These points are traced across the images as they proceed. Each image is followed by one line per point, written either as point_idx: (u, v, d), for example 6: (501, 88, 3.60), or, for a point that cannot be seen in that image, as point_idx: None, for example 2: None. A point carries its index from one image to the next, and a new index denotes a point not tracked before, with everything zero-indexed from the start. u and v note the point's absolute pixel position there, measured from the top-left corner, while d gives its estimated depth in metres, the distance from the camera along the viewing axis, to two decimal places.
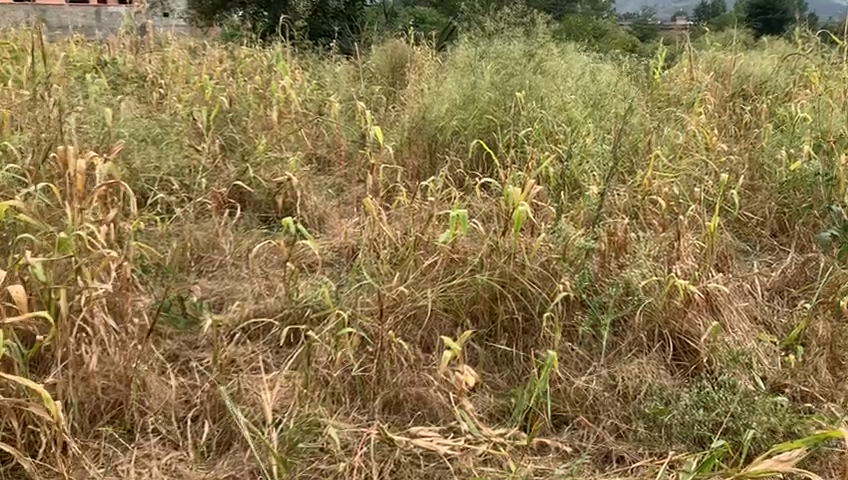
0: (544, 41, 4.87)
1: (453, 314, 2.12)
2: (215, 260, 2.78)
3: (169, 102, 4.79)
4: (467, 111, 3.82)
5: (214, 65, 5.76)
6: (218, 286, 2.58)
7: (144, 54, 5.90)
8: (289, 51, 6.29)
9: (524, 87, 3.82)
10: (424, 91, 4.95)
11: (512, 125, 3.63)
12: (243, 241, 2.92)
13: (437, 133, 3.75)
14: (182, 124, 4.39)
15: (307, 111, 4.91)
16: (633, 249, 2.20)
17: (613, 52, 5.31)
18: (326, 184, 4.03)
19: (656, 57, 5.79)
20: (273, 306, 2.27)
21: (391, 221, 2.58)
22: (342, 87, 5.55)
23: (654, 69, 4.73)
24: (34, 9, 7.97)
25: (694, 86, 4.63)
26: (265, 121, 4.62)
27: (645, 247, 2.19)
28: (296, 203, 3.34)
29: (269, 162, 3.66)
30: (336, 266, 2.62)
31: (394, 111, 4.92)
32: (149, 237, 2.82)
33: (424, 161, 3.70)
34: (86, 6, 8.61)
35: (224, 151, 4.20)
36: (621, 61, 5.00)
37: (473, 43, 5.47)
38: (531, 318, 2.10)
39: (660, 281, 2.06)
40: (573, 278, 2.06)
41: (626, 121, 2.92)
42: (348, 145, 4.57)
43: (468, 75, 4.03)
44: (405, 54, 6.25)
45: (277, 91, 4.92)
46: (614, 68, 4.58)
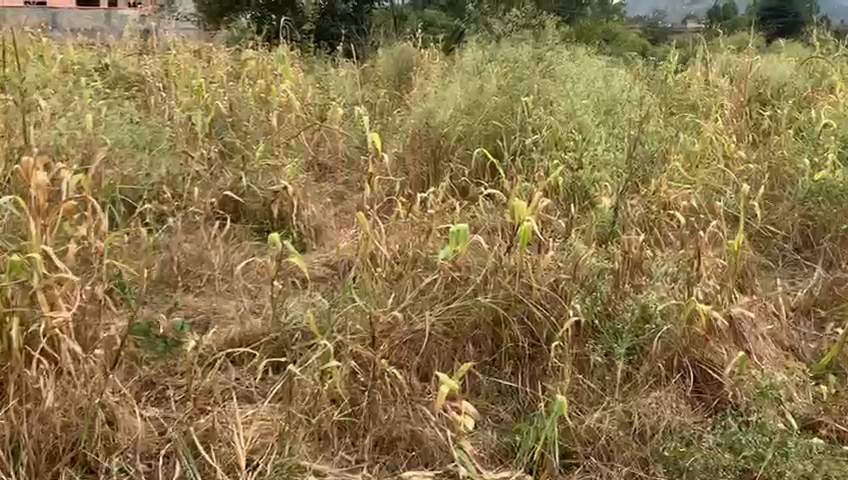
0: (554, 43, 4.71)
1: (454, 339, 1.96)
2: (202, 275, 2.63)
3: (167, 107, 4.66)
4: (472, 117, 3.67)
5: (216, 67, 5.64)
6: (204, 304, 2.44)
7: (146, 57, 5.78)
8: (293, 54, 6.16)
9: (531, 92, 3.66)
10: (430, 96, 4.80)
11: (519, 131, 3.47)
12: (235, 256, 2.78)
13: (441, 139, 3.60)
14: (179, 130, 4.26)
15: (309, 116, 4.77)
16: (649, 268, 2.03)
17: (625, 56, 5.15)
18: (325, 192, 3.88)
19: (670, 61, 5.61)
20: (259, 329, 2.13)
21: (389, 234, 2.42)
22: (346, 91, 5.41)
23: (668, 72, 4.56)
24: (42, 12, 7.92)
25: (709, 91, 4.46)
26: (266, 127, 4.48)
27: (662, 266, 2.02)
28: (292, 213, 3.20)
29: (265, 169, 3.51)
30: (331, 283, 2.47)
31: (398, 116, 4.77)
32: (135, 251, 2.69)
33: (426, 169, 3.55)
34: (95, 9, 8.55)
35: (221, 157, 4.07)
36: (634, 65, 4.84)
37: (481, 46, 5.31)
38: (538, 344, 1.94)
39: (680, 304, 1.88)
40: (584, 302, 1.89)
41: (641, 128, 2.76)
42: (350, 151, 4.43)
43: (474, 79, 3.88)
44: (412, 57, 6.11)
45: (278, 95, 4.79)
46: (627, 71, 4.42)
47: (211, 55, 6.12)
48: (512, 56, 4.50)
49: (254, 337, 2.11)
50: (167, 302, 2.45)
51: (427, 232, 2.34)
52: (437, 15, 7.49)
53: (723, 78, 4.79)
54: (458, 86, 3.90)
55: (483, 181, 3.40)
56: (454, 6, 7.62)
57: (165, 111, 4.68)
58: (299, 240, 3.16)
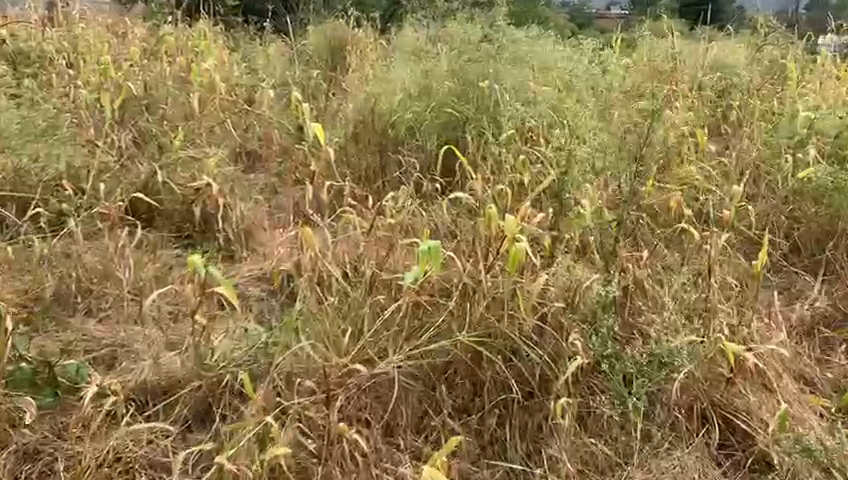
0: (503, 23, 4.37)
1: (425, 381, 1.60)
2: (108, 296, 2.18)
3: (72, 89, 4.11)
4: (424, 103, 3.34)
5: (130, 44, 5.08)
6: (109, 335, 1.99)
7: (48, 29, 5.16)
8: (216, 30, 5.63)
9: (487, 76, 3.31)
10: (370, 79, 4.38)
11: (476, 120, 3.21)
12: (146, 268, 2.33)
13: (387, 129, 3.34)
14: (85, 115, 3.73)
15: (236, 99, 4.29)
16: (657, 292, 1.70)
17: (575, 38, 4.86)
18: (254, 187, 3.42)
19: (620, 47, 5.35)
20: (175, 372, 1.70)
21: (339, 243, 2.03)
22: (276, 72, 4.92)
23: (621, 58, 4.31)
24: None
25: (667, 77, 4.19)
26: (186, 111, 3.98)
27: (673, 287, 1.71)
28: (218, 215, 2.74)
29: (186, 161, 3.05)
30: (269, 305, 2.06)
31: (335, 101, 4.33)
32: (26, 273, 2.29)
33: (373, 160, 3.25)
34: None
35: (133, 144, 3.56)
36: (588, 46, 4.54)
37: (422, 25, 4.91)
38: (528, 386, 1.59)
39: (701, 341, 1.58)
40: (588, 341, 1.57)
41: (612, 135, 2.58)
42: (282, 138, 3.97)
43: (422, 63, 3.59)
44: (347, 35, 5.63)
45: (200, 75, 4.28)
46: (582, 53, 4.13)
47: (125, 31, 5.53)
48: (462, 35, 4.11)
49: (171, 385, 1.68)
50: (65, 335, 2.00)
51: (387, 246, 1.96)
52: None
53: (678, 63, 4.55)
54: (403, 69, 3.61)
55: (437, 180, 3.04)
56: None
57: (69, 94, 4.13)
58: (226, 245, 2.71)
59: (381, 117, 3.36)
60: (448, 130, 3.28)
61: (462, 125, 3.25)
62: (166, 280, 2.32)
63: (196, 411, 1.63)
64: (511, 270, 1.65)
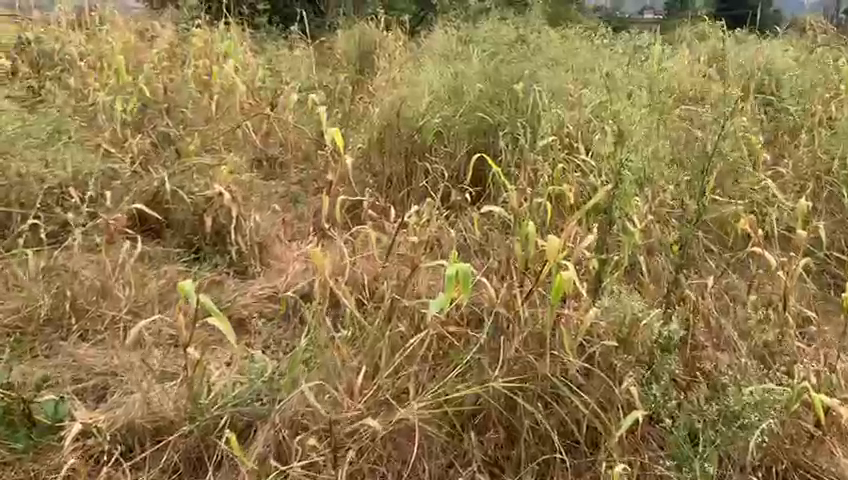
0: (539, 25, 4.16)
1: (449, 428, 1.40)
2: (105, 317, 1.98)
3: (90, 92, 3.97)
4: (454, 107, 3.15)
5: (154, 47, 4.96)
6: (101, 363, 1.79)
7: (72, 32, 5.05)
8: (242, 32, 5.48)
9: (523, 77, 3.19)
10: (398, 83, 4.17)
11: (510, 124, 2.98)
12: (148, 285, 2.14)
13: (415, 134, 3.11)
14: (100, 119, 3.58)
15: (258, 103, 4.11)
16: (729, 338, 1.55)
17: (615, 40, 4.62)
18: (274, 195, 3.22)
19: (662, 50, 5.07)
20: (166, 408, 1.49)
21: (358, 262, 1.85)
22: (301, 75, 4.74)
23: (665, 58, 4.05)
24: None
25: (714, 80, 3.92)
26: (205, 115, 3.81)
27: (759, 333, 1.52)
28: (230, 225, 2.54)
29: (201, 169, 2.87)
30: (282, 335, 1.88)
31: (362, 106, 4.14)
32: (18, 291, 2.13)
33: (398, 167, 3.03)
34: None
35: (149, 149, 3.39)
36: (628, 48, 4.28)
37: (453, 25, 4.70)
38: (571, 437, 1.38)
39: (785, 391, 1.32)
40: (647, 398, 1.36)
41: (656, 149, 2.39)
42: (305, 144, 3.79)
43: (452, 66, 3.42)
44: (375, 38, 5.44)
45: (222, 77, 4.12)
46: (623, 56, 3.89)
47: (149, 34, 5.40)
48: (495, 37, 3.90)
49: (162, 426, 1.47)
50: (53, 362, 1.81)
51: (410, 267, 1.77)
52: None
53: (727, 64, 4.28)
54: (432, 71, 3.44)
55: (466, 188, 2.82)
56: None
57: (87, 98, 3.99)
58: (239, 258, 2.51)
59: (408, 121, 3.15)
60: (480, 135, 3.06)
61: (495, 130, 3.02)
62: (171, 299, 2.13)
63: (188, 457, 1.43)
64: (554, 303, 1.34)
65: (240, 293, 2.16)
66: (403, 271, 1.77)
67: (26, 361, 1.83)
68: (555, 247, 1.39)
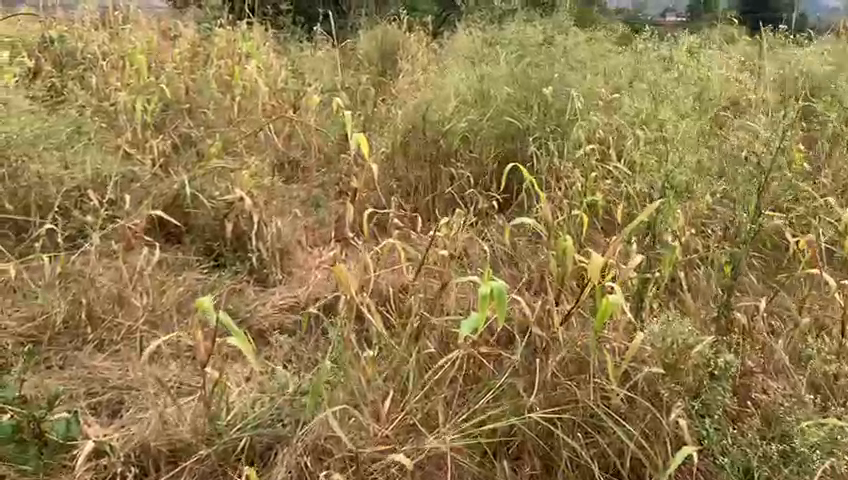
0: (567, 26, 4.07)
1: (482, 456, 1.32)
2: (122, 327, 1.92)
3: (113, 92, 3.93)
4: (480, 111, 3.08)
5: (177, 46, 4.93)
6: (116, 376, 1.73)
7: (96, 31, 5.03)
8: (265, 33, 5.45)
9: (551, 82, 3.11)
10: (422, 86, 4.10)
11: (539, 131, 2.91)
12: (167, 292, 2.08)
13: (441, 138, 3.03)
14: (122, 119, 3.53)
15: (280, 104, 4.05)
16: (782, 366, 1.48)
17: (645, 42, 4.51)
18: (295, 199, 3.16)
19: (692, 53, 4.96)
20: (182, 427, 1.43)
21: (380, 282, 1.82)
22: (324, 75, 4.68)
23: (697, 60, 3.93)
24: None
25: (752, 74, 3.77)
26: (227, 116, 3.76)
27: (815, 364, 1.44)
28: (252, 231, 2.48)
29: (221, 172, 2.82)
30: (305, 350, 1.81)
31: (385, 108, 4.08)
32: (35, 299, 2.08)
33: (423, 171, 2.95)
34: None
35: (170, 150, 3.34)
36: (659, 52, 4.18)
37: (478, 26, 4.61)
38: (612, 469, 1.29)
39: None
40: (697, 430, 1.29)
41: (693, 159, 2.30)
42: (327, 146, 3.73)
43: (480, 68, 3.34)
44: (398, 38, 5.37)
45: (244, 77, 4.07)
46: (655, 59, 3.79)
47: (172, 33, 5.38)
48: (522, 39, 3.81)
49: (178, 448, 1.41)
50: (68, 373, 1.75)
51: (440, 282, 1.71)
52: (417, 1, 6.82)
53: (761, 67, 4.15)
54: (459, 74, 3.36)
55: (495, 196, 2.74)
56: None
57: (109, 98, 3.95)
58: (260, 264, 2.45)
59: (434, 126, 3.07)
60: (508, 140, 2.98)
61: (523, 135, 2.94)
62: (189, 309, 2.07)
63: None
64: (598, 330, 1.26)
65: (260, 304, 2.10)
66: (432, 286, 1.69)
67: (40, 372, 1.78)
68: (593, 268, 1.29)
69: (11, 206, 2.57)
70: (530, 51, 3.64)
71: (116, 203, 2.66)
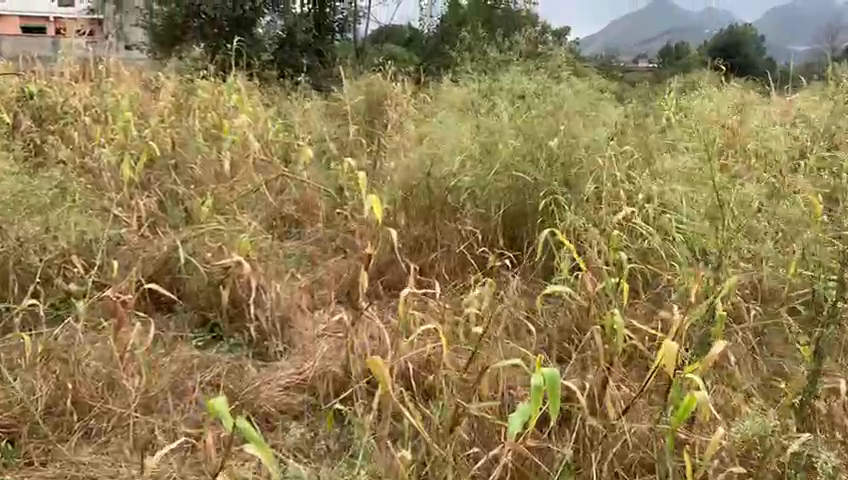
0: (562, 76, 4.01)
1: None
2: (112, 413, 1.74)
3: (94, 147, 3.76)
4: (486, 164, 2.97)
5: (160, 99, 4.80)
6: (105, 474, 1.56)
7: (75, 84, 4.86)
8: (250, 84, 5.34)
9: (558, 133, 3.02)
10: (416, 139, 4.00)
11: (549, 185, 2.80)
12: (160, 372, 1.90)
13: (446, 194, 2.91)
14: (105, 176, 3.35)
15: (271, 158, 3.91)
16: None
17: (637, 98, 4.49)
18: (292, 258, 3.00)
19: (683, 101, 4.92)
20: None
21: (409, 367, 1.72)
22: (312, 126, 4.56)
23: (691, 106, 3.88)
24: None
25: (752, 119, 3.71)
26: (216, 171, 3.60)
27: None
28: (250, 298, 2.31)
29: (215, 234, 2.66)
30: (322, 440, 1.65)
31: (378, 161, 3.97)
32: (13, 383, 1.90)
33: (428, 230, 2.83)
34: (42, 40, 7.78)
35: (158, 210, 3.19)
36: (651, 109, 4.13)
37: (471, 77, 4.55)
38: None
39: None
40: None
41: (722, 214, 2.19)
42: (322, 200, 3.59)
43: (482, 120, 3.25)
44: (386, 88, 5.30)
45: (233, 131, 3.93)
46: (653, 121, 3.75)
47: (155, 85, 5.24)
48: (519, 89, 3.74)
49: None
50: (51, 473, 1.57)
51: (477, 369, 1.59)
52: (401, 51, 6.78)
53: (761, 113, 4.10)
54: (461, 126, 3.26)
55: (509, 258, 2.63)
56: (425, 37, 6.92)
57: (90, 154, 3.78)
58: (259, 335, 2.28)
59: (438, 180, 2.95)
60: (516, 193, 2.87)
61: (533, 189, 2.83)
62: (185, 391, 1.89)
63: None
64: (677, 424, 1.29)
65: (264, 384, 1.92)
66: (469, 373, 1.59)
67: (20, 470, 1.59)
68: (666, 359, 1.29)
69: None
70: (530, 102, 3.57)
71: (102, 269, 2.48)
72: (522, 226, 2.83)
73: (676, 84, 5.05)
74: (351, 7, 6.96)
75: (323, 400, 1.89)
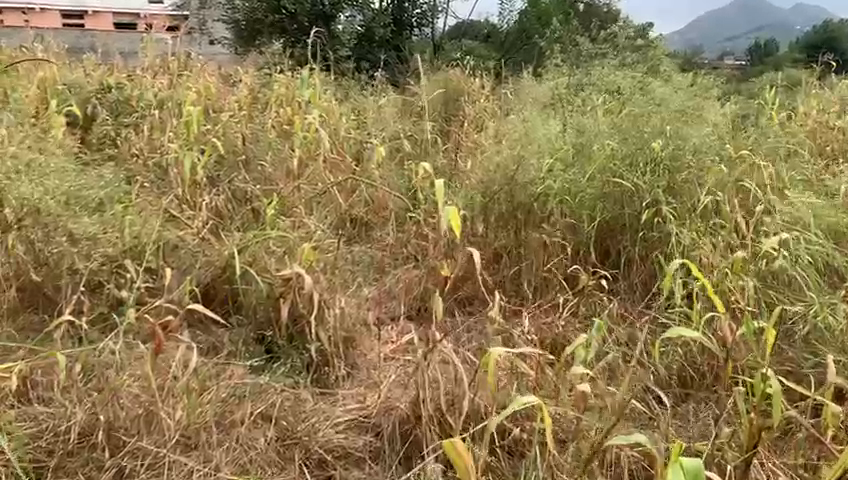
0: (660, 73, 3.65)
1: None
2: (149, 455, 1.52)
3: (164, 140, 3.60)
4: (580, 168, 2.65)
5: (233, 92, 4.65)
6: None
7: (153, 77, 4.75)
8: (325, 77, 5.15)
9: (663, 134, 2.68)
10: (496, 138, 3.72)
11: (652, 194, 2.47)
12: (206, 398, 1.68)
13: (534, 201, 2.60)
14: (172, 170, 3.17)
15: (343, 157, 3.70)
16: None
17: (741, 99, 4.08)
18: (360, 265, 2.75)
19: (791, 102, 4.47)
20: None
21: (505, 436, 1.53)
22: (387, 123, 4.34)
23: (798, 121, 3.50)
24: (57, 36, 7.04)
25: None
26: (286, 168, 3.40)
27: None
28: (311, 314, 2.06)
29: (278, 239, 2.44)
30: None
31: (455, 162, 3.70)
32: (47, 405, 1.71)
33: (511, 242, 2.54)
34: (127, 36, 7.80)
35: (224, 210, 3.00)
36: (758, 115, 3.73)
37: (559, 68, 4.22)
38: None
39: None
40: None
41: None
42: (394, 201, 3.34)
43: (574, 121, 2.94)
44: (463, 83, 5.04)
45: (305, 127, 3.73)
46: (760, 128, 3.37)
47: (231, 79, 5.10)
48: (611, 85, 3.41)
49: None
50: None
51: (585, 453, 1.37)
52: (477, 46, 6.49)
53: None
54: (550, 126, 2.95)
55: (606, 281, 2.31)
56: (505, 31, 6.58)
57: (160, 147, 3.63)
58: (320, 358, 2.03)
59: (523, 186, 2.62)
60: (613, 202, 2.54)
61: (632, 198, 2.50)
62: (233, 423, 1.65)
63: None
64: None
65: (321, 423, 1.67)
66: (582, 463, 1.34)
67: None
68: None
69: (36, 278, 2.22)
70: (626, 99, 3.22)
71: (156, 275, 2.29)
72: (619, 241, 2.50)
73: (781, 84, 4.60)
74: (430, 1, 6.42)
75: (387, 444, 1.64)
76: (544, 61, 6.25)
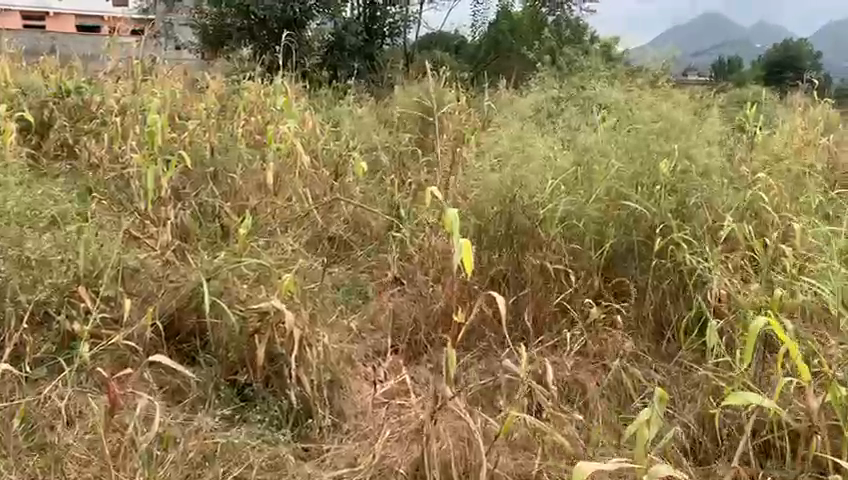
0: (652, 89, 3.50)
1: None
2: None
3: (126, 149, 3.30)
4: (583, 190, 2.45)
5: (200, 98, 4.37)
6: None
7: (114, 82, 4.44)
8: (297, 85, 4.91)
9: (671, 155, 2.50)
10: (481, 153, 3.52)
11: (663, 221, 2.28)
12: (173, 461, 1.42)
13: (536, 223, 2.37)
14: (134, 183, 2.89)
15: (320, 170, 3.45)
16: None
17: (729, 114, 3.95)
18: (340, 290, 2.49)
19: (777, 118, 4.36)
20: None
21: None
22: (364, 135, 4.11)
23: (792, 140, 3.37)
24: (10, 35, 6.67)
25: None
26: (259, 182, 3.14)
27: None
28: (290, 355, 1.81)
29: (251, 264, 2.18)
30: None
31: (438, 176, 3.48)
32: None
33: (509, 269, 2.31)
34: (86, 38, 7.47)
35: (191, 226, 2.72)
36: (749, 132, 3.60)
37: (543, 79, 4.04)
38: None
39: None
40: None
41: None
42: (375, 218, 3.11)
43: (572, 141, 2.75)
44: (440, 93, 4.85)
45: (278, 138, 3.46)
46: (757, 146, 3.22)
47: (198, 85, 4.82)
48: (604, 100, 3.22)
49: None
50: None
51: None
52: (450, 57, 6.29)
53: None
54: (547, 145, 2.75)
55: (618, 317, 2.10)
56: (477, 44, 6.47)
57: (121, 157, 3.34)
58: (301, 407, 1.78)
59: (523, 208, 2.41)
60: (621, 228, 2.33)
61: (641, 223, 2.31)
62: None
63: None
64: None
65: None
66: None
67: None
68: None
69: None
70: (622, 114, 3.04)
71: (114, 303, 2.01)
72: (627, 269, 2.29)
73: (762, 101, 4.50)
74: (402, 10, 6.43)
75: None
76: (521, 74, 6.10)
